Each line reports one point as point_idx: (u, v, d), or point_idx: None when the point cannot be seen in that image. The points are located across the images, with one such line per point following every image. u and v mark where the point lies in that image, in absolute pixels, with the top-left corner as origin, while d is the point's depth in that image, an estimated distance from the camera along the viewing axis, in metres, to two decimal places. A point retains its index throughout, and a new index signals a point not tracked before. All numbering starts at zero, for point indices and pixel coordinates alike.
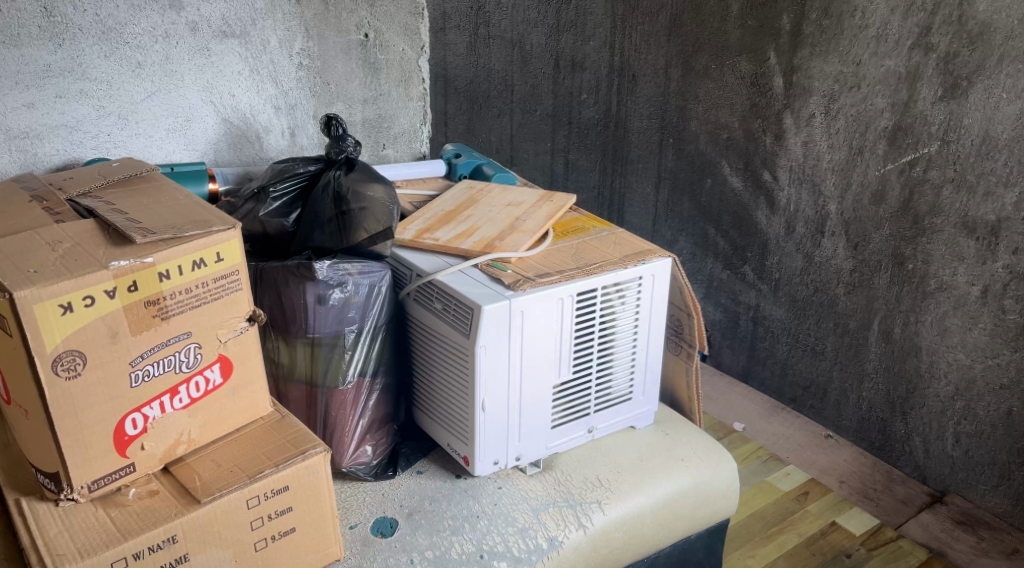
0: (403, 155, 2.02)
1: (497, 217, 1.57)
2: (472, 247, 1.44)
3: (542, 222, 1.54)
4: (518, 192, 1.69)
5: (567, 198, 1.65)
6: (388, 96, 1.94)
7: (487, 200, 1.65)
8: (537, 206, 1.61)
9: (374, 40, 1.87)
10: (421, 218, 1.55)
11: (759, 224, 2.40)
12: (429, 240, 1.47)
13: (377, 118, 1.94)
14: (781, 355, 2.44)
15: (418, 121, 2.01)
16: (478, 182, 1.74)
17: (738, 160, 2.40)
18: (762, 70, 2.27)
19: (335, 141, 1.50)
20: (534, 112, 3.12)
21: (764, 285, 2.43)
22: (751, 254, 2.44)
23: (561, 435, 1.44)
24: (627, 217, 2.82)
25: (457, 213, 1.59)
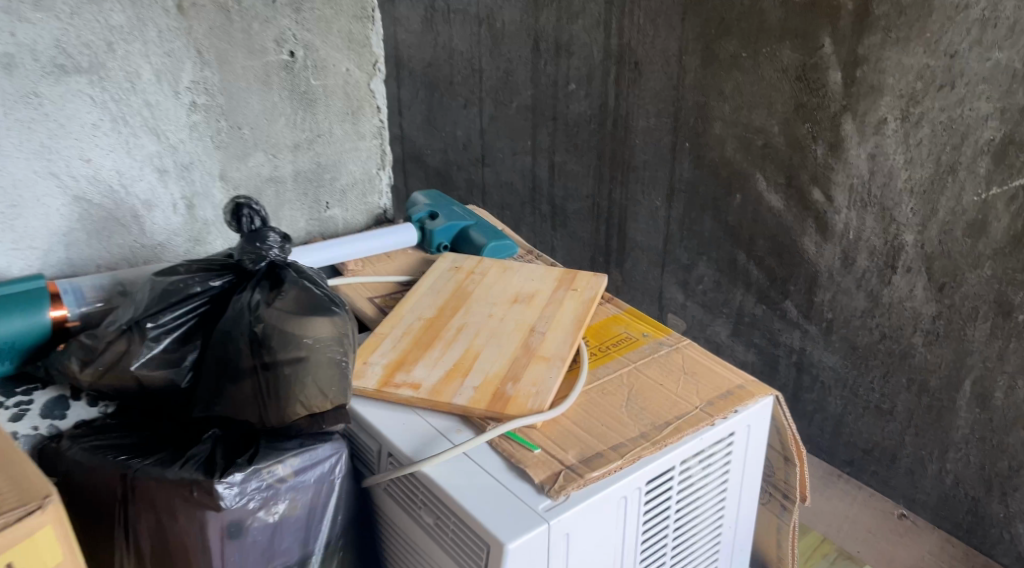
0: (356, 214, 1.50)
1: (501, 326, 1.07)
2: (475, 395, 0.94)
3: (572, 337, 1.04)
4: (524, 277, 1.19)
5: (597, 287, 1.16)
6: (329, 136, 1.41)
7: (482, 293, 1.15)
8: (557, 305, 1.12)
9: (306, 59, 1.34)
10: (388, 338, 1.04)
11: (806, 253, 1.91)
12: (405, 383, 0.96)
13: (316, 166, 1.42)
14: (834, 411, 1.98)
15: (373, 167, 1.49)
16: (464, 260, 1.24)
17: (779, 173, 1.90)
18: (813, 60, 1.75)
19: (249, 239, 0.96)
20: (508, 104, 2.57)
21: (811, 326, 1.96)
22: (795, 288, 1.96)
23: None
24: (631, 233, 2.32)
25: (442, 322, 1.08)
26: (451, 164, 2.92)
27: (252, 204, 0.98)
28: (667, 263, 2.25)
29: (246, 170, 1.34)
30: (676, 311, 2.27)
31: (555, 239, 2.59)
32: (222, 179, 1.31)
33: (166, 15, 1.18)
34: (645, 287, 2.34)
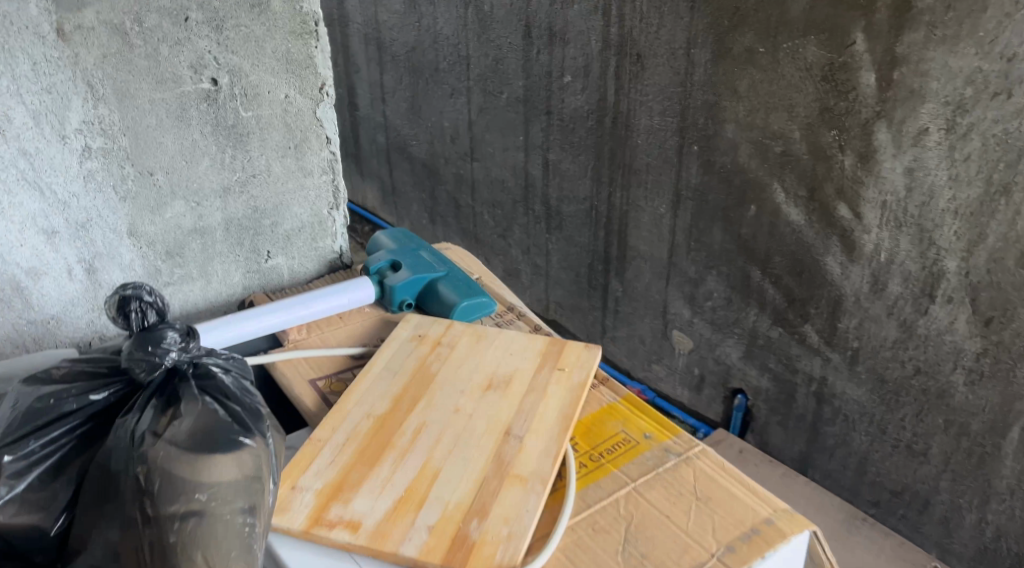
0: (306, 262, 1.31)
1: (468, 426, 0.87)
2: (428, 543, 0.75)
3: (554, 444, 0.84)
4: (500, 350, 0.99)
5: (588, 367, 0.95)
6: (266, 175, 1.22)
7: (446, 374, 0.95)
8: (539, 393, 0.91)
9: (235, 87, 1.14)
10: (327, 447, 0.85)
11: (830, 274, 1.68)
12: (342, 522, 0.77)
13: (252, 212, 1.22)
14: (857, 447, 1.79)
15: (322, 208, 1.30)
16: (427, 325, 1.03)
17: (800, 185, 1.66)
18: (842, 58, 1.51)
19: (138, 344, 0.79)
20: (498, 95, 2.33)
21: (834, 354, 1.75)
22: (816, 312, 1.74)
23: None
24: (632, 241, 2.08)
25: (396, 420, 0.88)
26: (438, 156, 2.69)
27: (141, 295, 0.80)
28: (671, 276, 2.02)
29: (162, 223, 1.15)
30: (682, 327, 2.06)
31: (549, 242, 2.36)
32: (130, 234, 1.13)
33: (42, 44, 0.99)
34: (647, 300, 2.11)
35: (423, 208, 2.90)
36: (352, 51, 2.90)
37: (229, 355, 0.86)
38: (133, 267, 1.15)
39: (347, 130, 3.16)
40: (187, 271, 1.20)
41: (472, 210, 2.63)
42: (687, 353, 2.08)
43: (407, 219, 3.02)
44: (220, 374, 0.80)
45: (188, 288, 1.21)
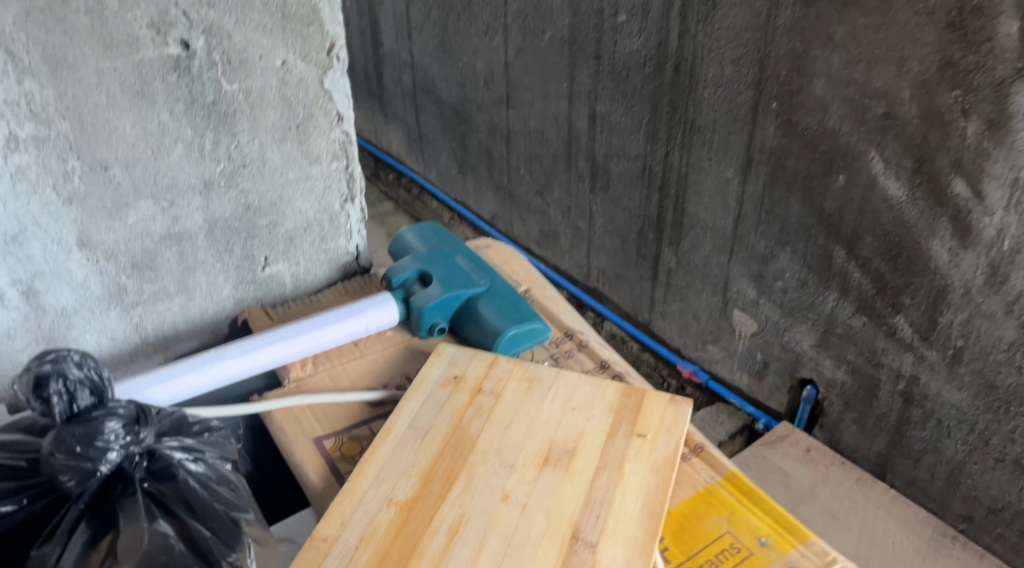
0: (311, 264, 1.25)
1: (528, 521, 0.86)
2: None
3: (636, 559, 0.83)
4: (560, 408, 0.97)
5: (674, 436, 0.95)
6: (259, 164, 1.12)
7: (495, 440, 0.93)
8: (604, 473, 0.90)
9: (216, 51, 1.02)
10: (334, 552, 0.83)
11: (935, 261, 1.42)
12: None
13: (242, 210, 1.14)
14: (950, 456, 1.57)
15: (331, 200, 1.21)
16: (461, 363, 1.03)
17: (905, 154, 1.39)
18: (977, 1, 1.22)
19: (64, 443, 0.79)
20: (539, 34, 2.04)
21: (931, 352, 1.51)
22: (912, 302, 1.49)
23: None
24: (691, 208, 1.82)
25: (437, 501, 0.87)
26: (469, 101, 2.41)
27: (65, 375, 0.81)
28: (736, 250, 1.76)
29: (126, 228, 1.06)
30: (745, 308, 1.82)
31: (593, 204, 2.11)
32: (81, 246, 1.03)
33: None
34: (705, 274, 1.87)
35: (452, 157, 2.64)
36: None
37: (205, 431, 0.91)
38: (88, 285, 1.07)
39: (368, 68, 2.87)
40: (159, 286, 1.13)
41: (506, 162, 2.37)
42: (749, 337, 1.85)
43: (435, 168, 2.77)
44: (180, 477, 0.84)
45: (162, 306, 1.14)
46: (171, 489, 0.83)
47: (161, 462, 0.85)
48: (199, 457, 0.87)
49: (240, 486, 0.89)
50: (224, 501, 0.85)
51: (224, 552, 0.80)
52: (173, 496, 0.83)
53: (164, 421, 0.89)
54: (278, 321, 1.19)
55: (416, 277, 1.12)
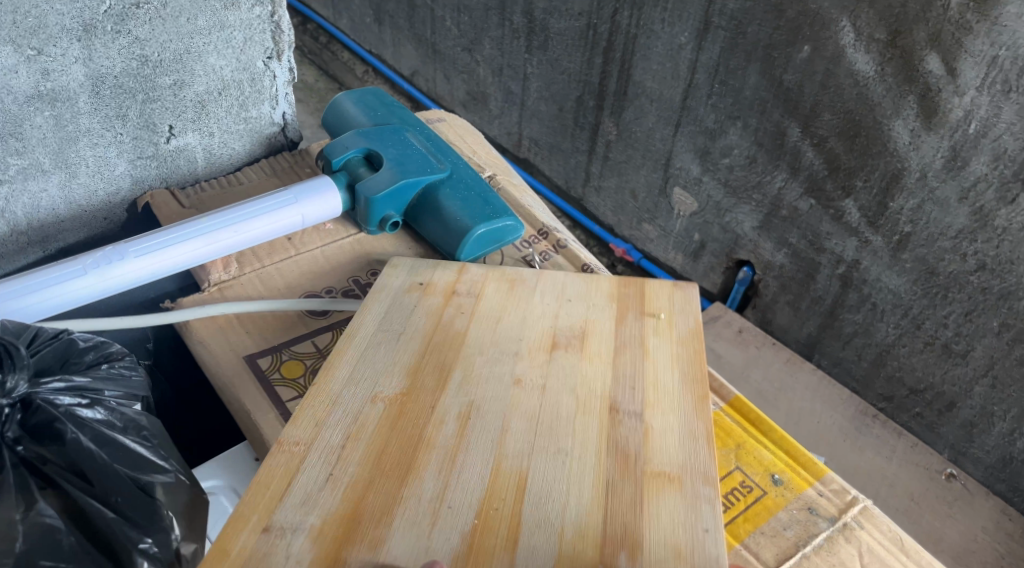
0: (227, 135, 1.09)
1: (554, 400, 0.81)
2: (565, 543, 0.72)
3: (690, 422, 0.81)
4: (554, 302, 0.91)
5: (690, 314, 0.91)
6: (158, 4, 0.93)
7: (487, 335, 0.87)
8: (627, 349, 0.86)
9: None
10: (314, 453, 0.76)
11: (893, 142, 1.34)
12: (429, 512, 0.73)
13: (137, 64, 0.95)
14: (880, 339, 1.54)
15: (250, 57, 1.04)
16: (424, 270, 0.93)
17: (879, 25, 1.28)
18: None
19: None
20: None
21: (876, 236, 1.44)
22: (863, 185, 1.41)
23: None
24: (637, 74, 1.68)
25: (434, 392, 0.81)
26: None
27: None
28: (682, 123, 1.65)
29: None
30: (686, 185, 1.73)
31: (529, 64, 1.94)
32: None
33: None
34: (647, 147, 1.76)
35: (366, 3, 2.38)
36: None
37: (103, 362, 0.82)
38: None
39: None
40: (29, 161, 0.94)
41: (430, 12, 2.14)
42: (688, 215, 1.77)
43: (347, 15, 2.50)
44: (68, 436, 0.75)
45: (35, 188, 0.96)
46: (60, 455, 0.75)
47: (43, 415, 0.76)
48: (97, 401, 0.79)
49: (156, 429, 0.81)
50: (135, 462, 0.77)
51: (134, 540, 0.74)
52: (61, 464, 0.75)
53: (46, 354, 0.79)
54: (189, 207, 1.05)
55: (363, 156, 1.01)
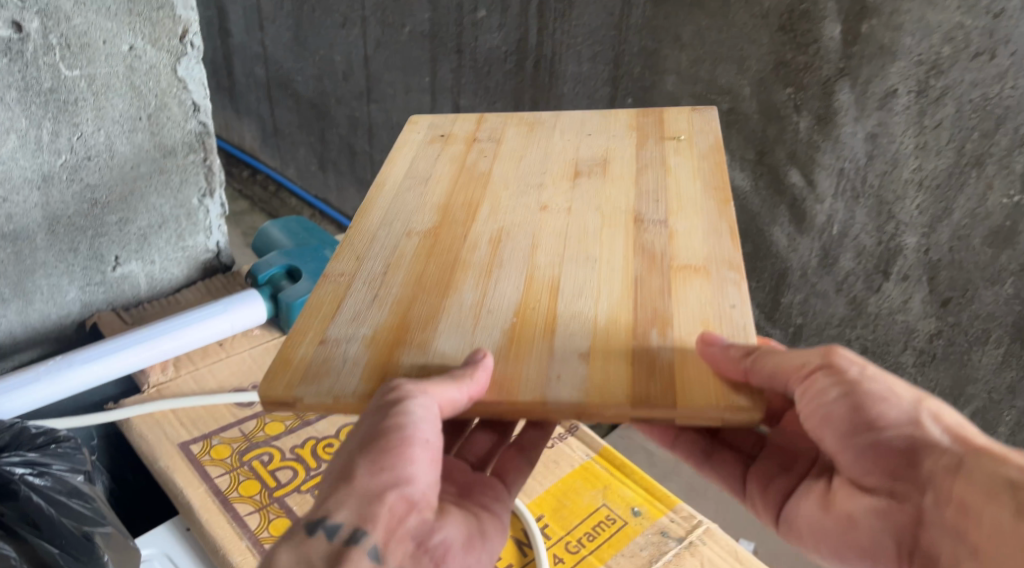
0: (169, 263, 1.30)
1: (579, 220, 0.93)
2: (598, 327, 0.82)
3: (714, 221, 0.91)
4: (574, 137, 1.07)
5: (709, 133, 1.04)
6: (106, 157, 1.15)
7: (510, 171, 1.01)
8: (643, 152, 1.02)
9: (53, 35, 1.04)
10: (349, 280, 0.89)
11: (775, 245, 1.51)
12: (472, 314, 0.85)
13: (89, 205, 1.17)
14: None
15: (186, 198, 1.26)
16: (443, 125, 1.11)
17: (748, 147, 1.46)
18: (803, 6, 1.28)
19: None
20: (400, 27, 1.99)
21: (775, 330, 1.59)
22: (758, 285, 1.57)
23: (385, 530, 0.76)
24: None
25: (464, 224, 0.94)
26: (326, 96, 2.34)
27: None
28: None
29: None
30: None
31: None
32: None
33: None
34: None
35: (310, 153, 2.57)
36: None
37: (51, 442, 1.07)
38: None
39: (217, 59, 2.76)
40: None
41: (369, 156, 2.32)
42: None
43: (293, 164, 2.69)
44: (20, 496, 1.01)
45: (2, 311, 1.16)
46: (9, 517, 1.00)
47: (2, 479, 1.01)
48: (44, 470, 1.04)
49: (95, 495, 1.07)
50: (80, 519, 1.03)
51: None
52: (17, 519, 1.01)
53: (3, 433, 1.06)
54: (132, 323, 1.25)
55: (284, 272, 1.29)
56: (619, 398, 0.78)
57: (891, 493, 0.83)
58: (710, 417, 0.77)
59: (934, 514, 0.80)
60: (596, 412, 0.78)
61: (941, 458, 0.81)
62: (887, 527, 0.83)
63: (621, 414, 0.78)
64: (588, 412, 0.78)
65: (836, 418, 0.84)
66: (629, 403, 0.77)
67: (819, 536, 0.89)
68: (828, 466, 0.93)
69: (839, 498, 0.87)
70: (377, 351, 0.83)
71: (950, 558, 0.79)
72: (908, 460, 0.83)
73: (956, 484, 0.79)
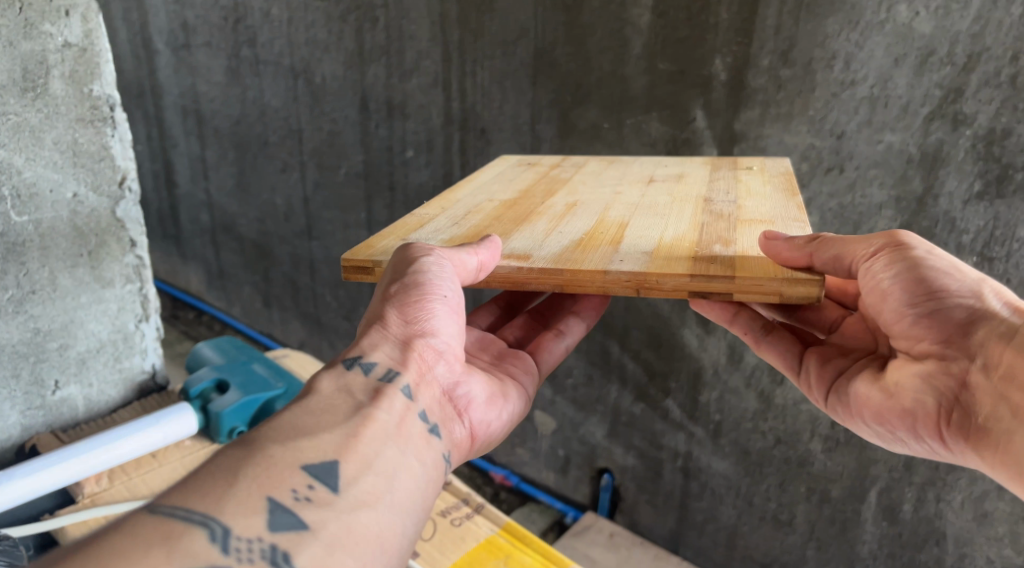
0: (105, 384, 1.33)
1: (653, 199, 1.04)
2: (664, 242, 0.92)
3: (782, 203, 1.01)
4: (652, 168, 1.19)
5: (778, 164, 1.14)
6: (49, 289, 1.22)
7: (589, 178, 1.15)
8: (712, 172, 1.14)
9: (5, 187, 1.13)
10: (437, 217, 1.03)
11: (688, 346, 1.63)
12: (545, 233, 0.96)
13: (31, 334, 1.21)
14: (726, 521, 1.76)
15: (123, 320, 1.31)
16: (531, 158, 1.27)
17: None
18: (684, 134, 1.44)
19: None
20: (336, 171, 2.13)
21: (697, 428, 1.69)
22: (677, 386, 1.68)
23: (417, 372, 0.88)
24: None
25: (543, 197, 1.07)
26: (269, 236, 2.46)
27: None
28: None
29: None
30: (544, 407, 1.96)
31: None
32: None
33: None
34: None
35: (255, 291, 2.67)
36: (167, 124, 2.63)
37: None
38: None
39: (163, 208, 2.88)
40: None
41: (312, 290, 2.43)
42: (550, 434, 1.99)
43: (238, 302, 2.78)
44: None
45: None
46: None
47: None
48: None
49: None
50: None
51: None
52: None
53: None
54: (69, 441, 1.27)
55: (214, 386, 1.28)
56: (679, 270, 0.85)
57: (942, 357, 0.92)
58: (769, 290, 0.85)
59: (980, 377, 0.89)
60: (656, 283, 0.85)
61: (997, 327, 0.90)
62: (931, 388, 0.92)
63: (680, 286, 0.85)
64: (648, 283, 0.86)
65: (895, 293, 0.94)
66: (689, 273, 0.85)
67: (866, 404, 1.00)
68: (884, 356, 1.03)
69: (890, 370, 0.97)
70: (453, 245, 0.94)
71: (989, 417, 0.88)
72: (964, 330, 0.91)
73: (1005, 352, 0.88)
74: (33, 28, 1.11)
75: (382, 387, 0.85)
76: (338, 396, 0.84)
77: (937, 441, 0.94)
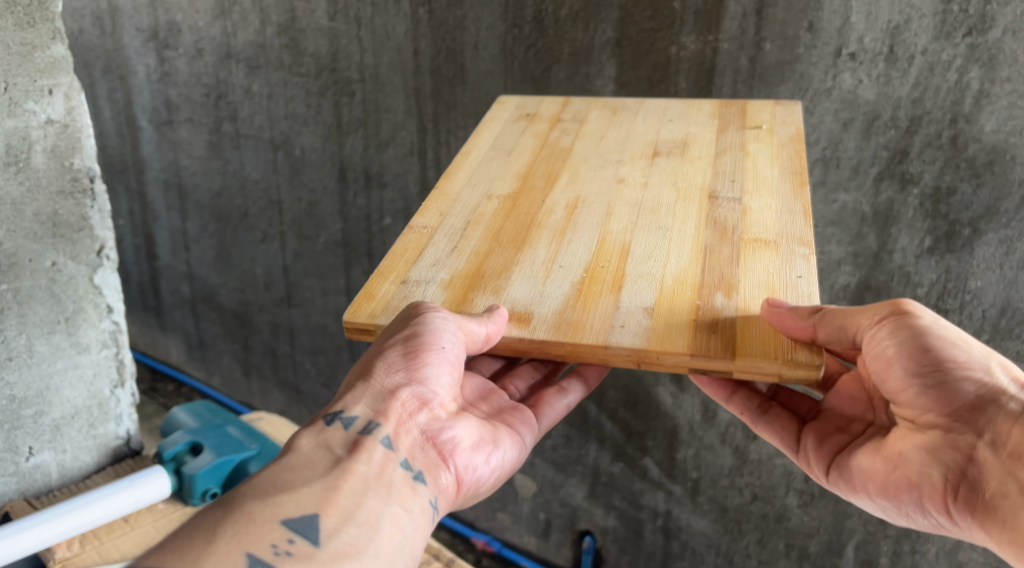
0: (80, 451, 1.33)
1: (655, 194, 1.05)
2: (665, 284, 0.93)
3: (789, 199, 1.01)
4: (656, 122, 1.20)
5: (789, 122, 1.15)
6: (26, 356, 1.24)
7: (591, 148, 1.15)
8: (721, 135, 1.14)
9: None
10: (437, 233, 1.04)
11: (663, 405, 1.64)
12: (546, 268, 0.97)
13: (6, 401, 1.23)
14: None
15: (99, 386, 1.33)
16: (529, 106, 1.27)
17: None
18: None
19: None
20: (316, 239, 2.17)
21: (676, 486, 1.71)
22: (654, 444, 1.69)
23: (398, 421, 0.90)
24: None
25: (543, 192, 1.08)
26: (250, 305, 2.49)
27: None
28: None
29: None
30: (524, 470, 1.96)
31: None
32: None
33: None
34: None
35: (235, 360, 2.68)
36: (149, 198, 2.66)
37: None
38: None
39: (143, 280, 2.90)
40: None
41: (292, 358, 2.45)
42: (531, 496, 1.98)
43: (218, 372, 2.78)
44: None
45: None
46: None
47: None
48: None
49: None
50: None
51: None
52: None
53: None
54: (41, 507, 1.27)
55: (188, 448, 1.29)
56: (678, 348, 0.86)
57: (947, 431, 0.90)
58: (769, 371, 0.85)
59: (988, 453, 0.88)
60: (657, 359, 0.87)
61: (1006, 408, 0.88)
62: (937, 463, 0.90)
63: (680, 362, 0.87)
64: (649, 358, 0.87)
65: (898, 359, 0.91)
66: (689, 352, 0.86)
67: (868, 478, 0.96)
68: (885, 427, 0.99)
69: (892, 439, 0.95)
70: (450, 298, 0.95)
71: (996, 493, 0.86)
72: (971, 406, 0.89)
73: (1013, 432, 0.86)
74: (17, 107, 1.15)
75: (360, 439, 0.87)
76: (316, 452, 0.86)
77: (943, 515, 0.90)
